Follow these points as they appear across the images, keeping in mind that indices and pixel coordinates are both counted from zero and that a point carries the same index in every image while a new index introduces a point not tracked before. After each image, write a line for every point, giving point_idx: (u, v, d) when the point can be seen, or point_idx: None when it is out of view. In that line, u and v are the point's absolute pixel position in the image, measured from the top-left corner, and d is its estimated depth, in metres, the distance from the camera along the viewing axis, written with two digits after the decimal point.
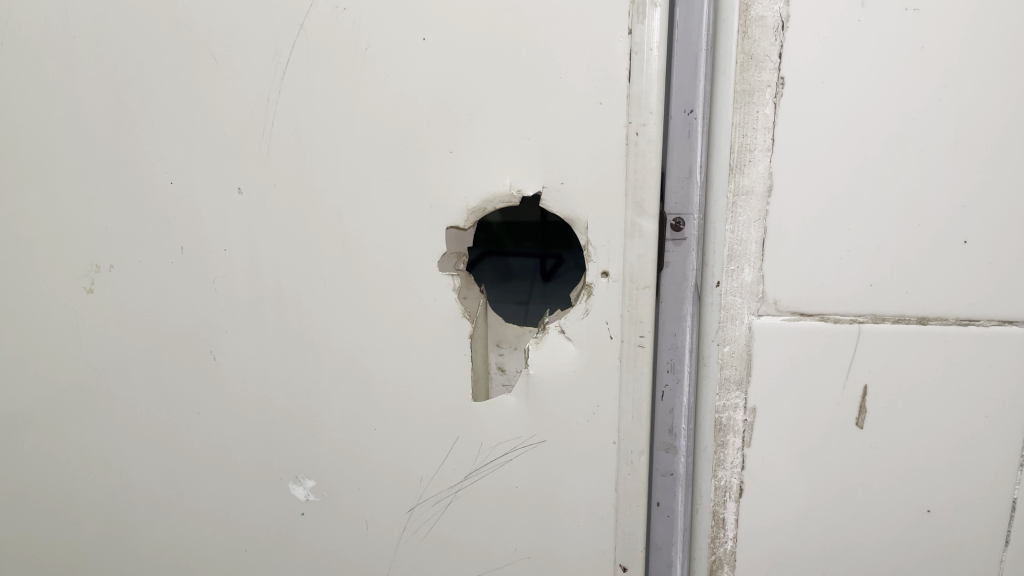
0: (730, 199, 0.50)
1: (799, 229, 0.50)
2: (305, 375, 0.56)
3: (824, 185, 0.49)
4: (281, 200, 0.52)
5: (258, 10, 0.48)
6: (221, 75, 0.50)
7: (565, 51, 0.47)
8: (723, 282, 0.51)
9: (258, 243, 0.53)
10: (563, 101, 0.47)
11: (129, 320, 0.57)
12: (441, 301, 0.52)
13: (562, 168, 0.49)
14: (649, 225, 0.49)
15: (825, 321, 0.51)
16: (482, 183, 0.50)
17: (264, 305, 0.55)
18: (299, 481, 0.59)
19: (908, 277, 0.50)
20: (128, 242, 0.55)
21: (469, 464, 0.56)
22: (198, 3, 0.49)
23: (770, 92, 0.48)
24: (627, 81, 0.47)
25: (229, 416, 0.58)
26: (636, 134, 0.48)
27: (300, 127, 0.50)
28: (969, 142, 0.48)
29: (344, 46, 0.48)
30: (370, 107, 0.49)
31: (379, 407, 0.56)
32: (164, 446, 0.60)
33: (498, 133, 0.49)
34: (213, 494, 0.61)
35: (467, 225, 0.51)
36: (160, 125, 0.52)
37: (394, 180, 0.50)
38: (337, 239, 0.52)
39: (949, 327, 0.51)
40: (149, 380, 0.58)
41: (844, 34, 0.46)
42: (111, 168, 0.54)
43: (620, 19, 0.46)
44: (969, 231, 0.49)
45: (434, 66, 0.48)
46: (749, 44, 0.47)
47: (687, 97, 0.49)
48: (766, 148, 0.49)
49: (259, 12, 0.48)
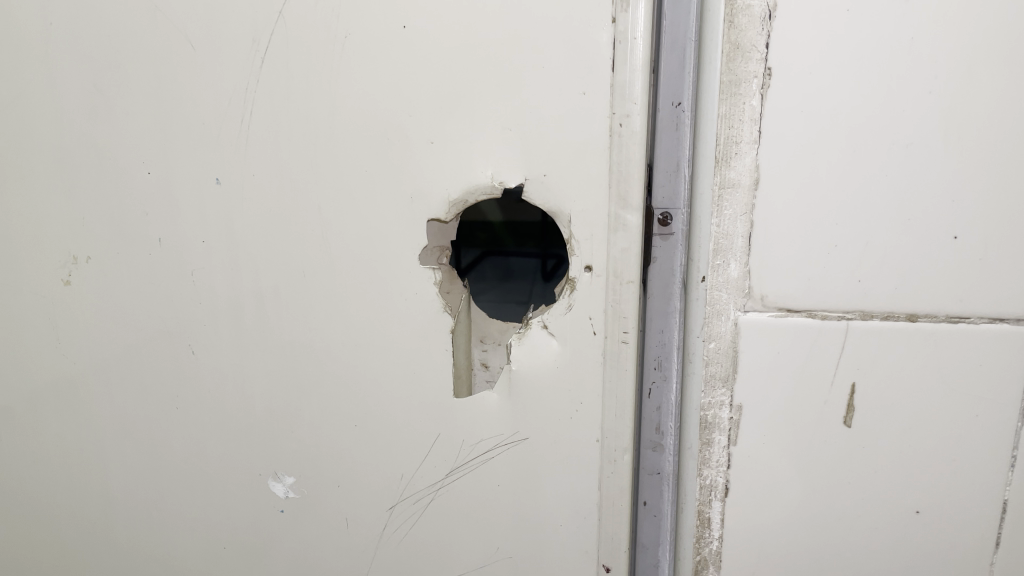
0: (716, 192, 0.49)
1: (786, 224, 0.49)
2: (284, 370, 0.55)
3: (812, 180, 0.48)
4: (260, 192, 0.51)
5: None
6: (199, 63, 0.49)
7: (548, 41, 0.46)
8: (708, 277, 0.50)
9: (237, 235, 0.52)
10: (546, 92, 0.47)
11: (107, 313, 0.56)
12: (421, 295, 0.52)
13: (545, 159, 0.48)
14: (633, 218, 0.48)
15: (812, 318, 0.50)
16: (463, 175, 0.49)
17: (243, 298, 0.54)
18: (278, 477, 0.58)
19: (898, 273, 0.49)
20: (107, 234, 0.54)
21: (450, 462, 0.55)
22: None
23: (757, 83, 0.47)
24: (611, 71, 0.46)
25: (209, 411, 0.57)
26: (619, 126, 0.47)
27: (279, 117, 0.49)
28: (960, 135, 0.46)
29: (323, 35, 0.47)
30: (350, 97, 0.48)
31: (359, 403, 0.55)
32: (143, 440, 0.59)
33: (479, 123, 0.48)
34: (192, 489, 0.60)
35: (449, 217, 0.50)
36: (138, 114, 0.51)
37: (374, 171, 0.50)
38: (316, 232, 0.51)
39: (939, 323, 0.50)
40: (128, 373, 0.57)
41: (833, 23, 0.45)
42: (89, 157, 0.53)
43: (604, 6, 0.45)
44: (959, 225, 0.48)
45: (415, 54, 0.47)
46: (736, 33, 0.46)
47: (675, 89, 0.48)
48: (753, 140, 0.48)
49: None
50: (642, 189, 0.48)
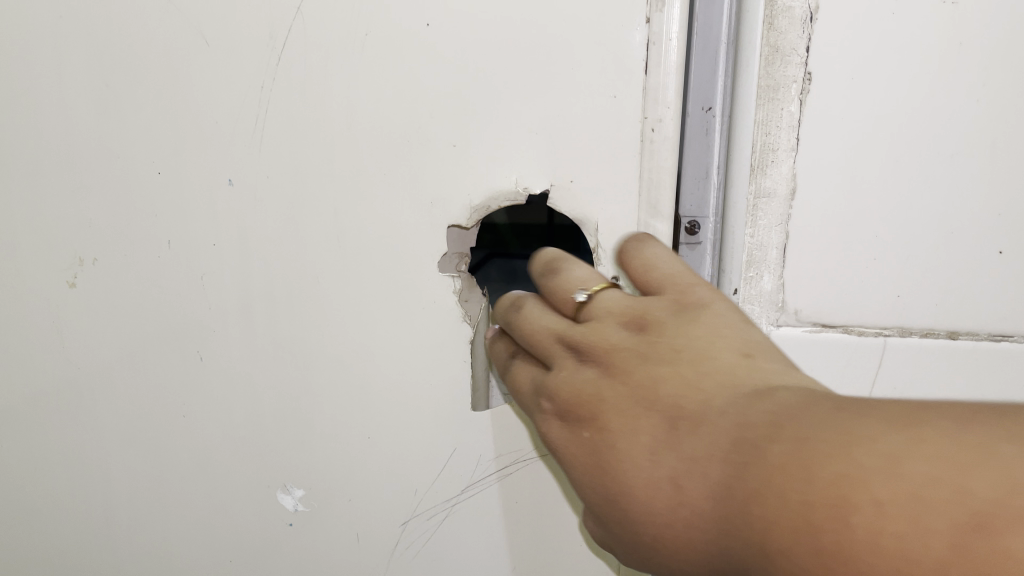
0: (751, 201, 0.47)
1: (824, 238, 0.47)
2: (297, 379, 0.53)
3: (850, 188, 0.46)
4: (273, 194, 0.49)
5: None
6: (213, 60, 0.47)
7: (580, 41, 0.44)
8: (741, 289, 0.49)
9: (249, 239, 0.50)
10: (577, 94, 0.45)
11: (113, 316, 0.54)
12: (439, 303, 0.50)
13: (572, 165, 0.46)
14: (661, 227, 0.48)
15: (848, 334, 0.48)
16: (487, 180, 0.47)
17: (254, 304, 0.52)
18: (287, 489, 0.56)
19: (939, 290, 0.47)
20: (114, 235, 0.52)
21: (465, 478, 0.53)
22: None
23: (796, 88, 0.45)
24: (643, 73, 0.44)
25: (217, 419, 0.55)
26: (652, 130, 0.45)
27: (295, 117, 0.47)
28: (1007, 146, 0.44)
29: (343, 31, 0.45)
30: (370, 96, 0.46)
31: (374, 413, 0.53)
32: (149, 449, 0.57)
33: (505, 126, 0.46)
34: (199, 499, 0.58)
35: (470, 224, 0.49)
36: (148, 112, 0.49)
37: (394, 175, 0.48)
38: (331, 238, 0.50)
39: (980, 341, 0.48)
40: (134, 379, 0.56)
41: (878, 27, 0.43)
42: (97, 155, 0.51)
43: (638, 6, 0.43)
44: (1003, 240, 0.46)
45: (438, 57, 0.45)
46: (775, 36, 0.44)
47: (706, 92, 0.45)
48: (791, 147, 0.46)
49: None
50: (671, 197, 0.47)
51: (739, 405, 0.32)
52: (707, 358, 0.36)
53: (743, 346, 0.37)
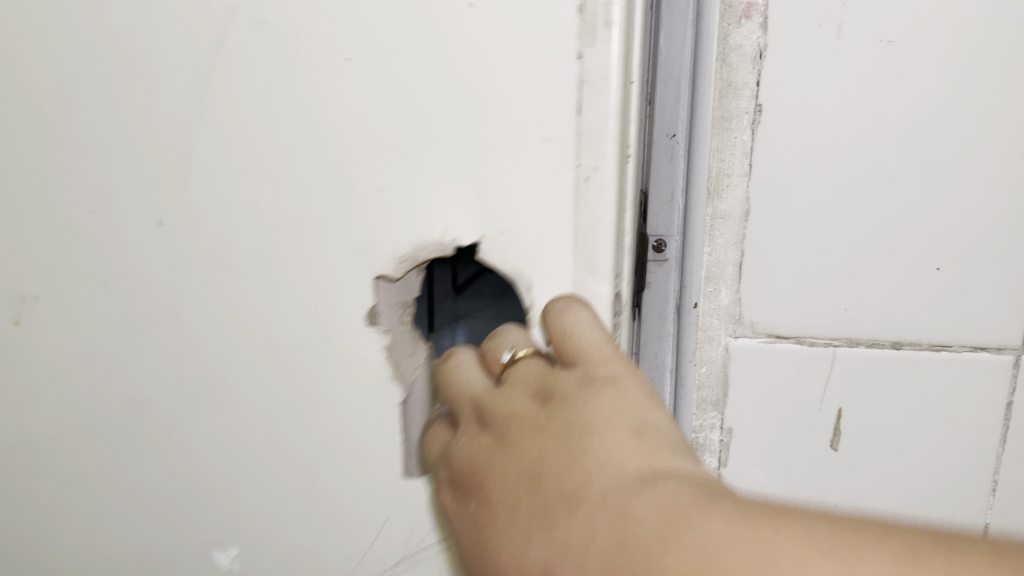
0: (708, 222, 0.51)
1: (776, 257, 0.51)
2: (235, 425, 0.51)
3: (799, 211, 0.50)
4: (204, 235, 0.47)
5: (174, 25, 0.43)
6: (138, 93, 0.45)
7: (511, 76, 0.41)
8: (701, 303, 0.52)
9: (179, 282, 0.49)
10: (505, 138, 0.42)
11: (49, 357, 0.52)
12: (368, 359, 0.49)
13: (502, 217, 0.44)
14: (601, 288, 0.45)
15: (800, 345, 0.52)
16: (413, 227, 0.45)
17: (186, 346, 0.50)
18: (222, 547, 0.55)
19: (883, 305, 0.51)
20: (44, 274, 0.50)
21: (401, 547, 0.53)
22: (123, 12, 0.44)
23: (747, 119, 0.49)
24: (576, 116, 0.41)
25: (153, 467, 0.53)
26: (585, 179, 0.42)
27: (222, 155, 0.45)
28: (943, 173, 0.48)
29: (266, 67, 0.43)
30: (297, 134, 0.44)
31: (312, 464, 0.52)
32: (84, 497, 0.55)
33: (429, 173, 0.44)
34: (134, 551, 0.56)
35: (399, 275, 0.46)
36: (82, 146, 0.47)
37: (325, 221, 0.46)
38: (259, 282, 0.48)
39: (922, 351, 0.51)
40: (69, 422, 0.54)
41: (821, 63, 0.47)
42: (28, 193, 0.49)
43: (565, 42, 0.40)
44: (941, 258, 0.50)
45: (360, 88, 0.43)
46: (728, 72, 0.49)
47: (671, 121, 0.49)
48: (744, 173, 0.50)
49: (175, 26, 0.43)
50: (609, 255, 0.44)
51: (619, 491, 0.31)
52: (595, 438, 0.34)
53: (636, 419, 0.35)
